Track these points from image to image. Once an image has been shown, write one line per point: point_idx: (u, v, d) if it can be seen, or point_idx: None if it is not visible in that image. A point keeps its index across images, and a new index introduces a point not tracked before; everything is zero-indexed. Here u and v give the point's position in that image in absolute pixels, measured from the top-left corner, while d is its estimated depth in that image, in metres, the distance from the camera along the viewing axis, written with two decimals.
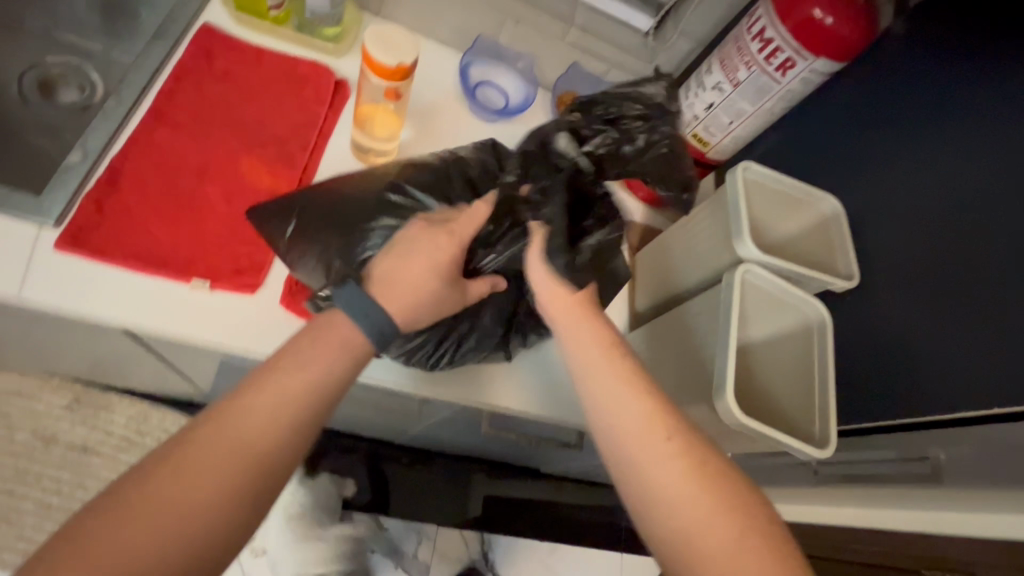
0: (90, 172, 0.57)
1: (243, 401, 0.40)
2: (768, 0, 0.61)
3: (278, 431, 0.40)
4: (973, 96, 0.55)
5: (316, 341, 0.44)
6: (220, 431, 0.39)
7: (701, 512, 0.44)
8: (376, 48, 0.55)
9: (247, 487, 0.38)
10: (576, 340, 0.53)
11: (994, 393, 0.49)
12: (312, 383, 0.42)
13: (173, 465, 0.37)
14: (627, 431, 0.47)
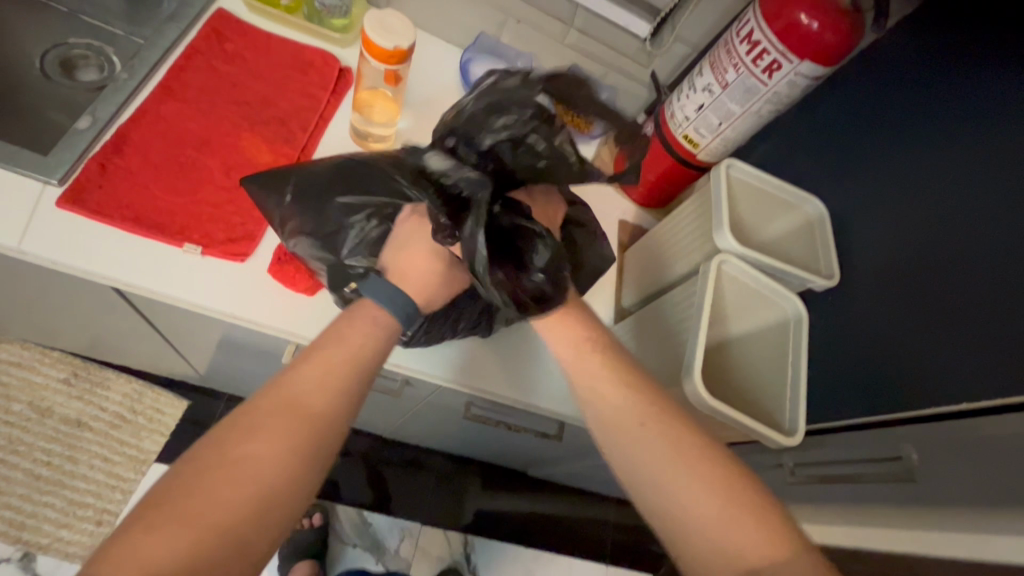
0: (97, 137, 0.60)
1: (296, 368, 0.43)
2: (757, 6, 0.63)
3: (333, 394, 0.43)
4: (954, 100, 0.56)
5: (357, 318, 0.48)
6: (280, 394, 0.42)
7: (685, 485, 0.44)
8: (373, 30, 0.58)
9: (305, 445, 0.41)
10: (548, 332, 0.55)
11: (966, 389, 0.49)
12: (358, 352, 0.46)
13: (239, 426, 0.40)
14: (605, 415, 0.50)
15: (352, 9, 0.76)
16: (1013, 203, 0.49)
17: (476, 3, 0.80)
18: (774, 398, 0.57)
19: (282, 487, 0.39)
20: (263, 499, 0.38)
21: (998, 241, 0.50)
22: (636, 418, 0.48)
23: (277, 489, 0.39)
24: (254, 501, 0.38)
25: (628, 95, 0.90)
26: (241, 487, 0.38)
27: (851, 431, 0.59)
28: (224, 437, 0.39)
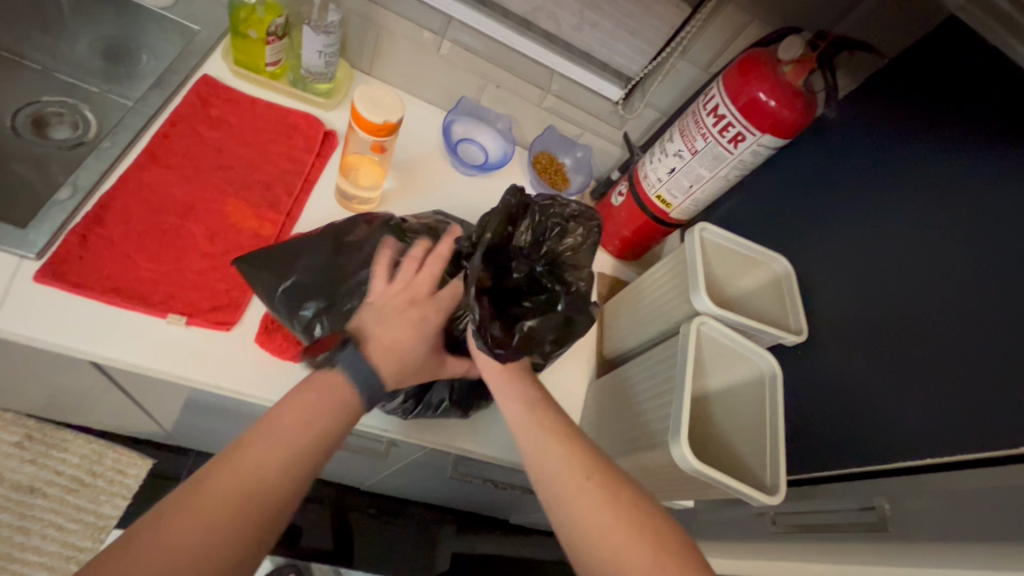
0: (79, 207, 0.59)
1: (249, 445, 0.45)
2: (721, 83, 0.69)
3: (282, 472, 0.45)
4: (900, 174, 0.62)
5: (320, 394, 0.50)
6: (230, 471, 0.43)
7: (618, 541, 0.47)
8: (364, 106, 0.60)
9: (266, 500, 0.44)
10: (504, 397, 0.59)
11: (928, 442, 0.53)
12: (315, 428, 0.48)
13: (189, 496, 0.42)
14: (550, 471, 0.51)
15: (336, 75, 0.78)
16: (957, 269, 0.55)
17: (457, 69, 0.84)
18: (754, 453, 0.59)
19: (224, 560, 0.41)
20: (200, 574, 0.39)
21: (945, 303, 0.55)
22: (583, 473, 0.51)
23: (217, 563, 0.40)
24: (198, 572, 0.39)
25: (602, 154, 0.94)
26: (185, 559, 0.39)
27: (827, 482, 0.62)
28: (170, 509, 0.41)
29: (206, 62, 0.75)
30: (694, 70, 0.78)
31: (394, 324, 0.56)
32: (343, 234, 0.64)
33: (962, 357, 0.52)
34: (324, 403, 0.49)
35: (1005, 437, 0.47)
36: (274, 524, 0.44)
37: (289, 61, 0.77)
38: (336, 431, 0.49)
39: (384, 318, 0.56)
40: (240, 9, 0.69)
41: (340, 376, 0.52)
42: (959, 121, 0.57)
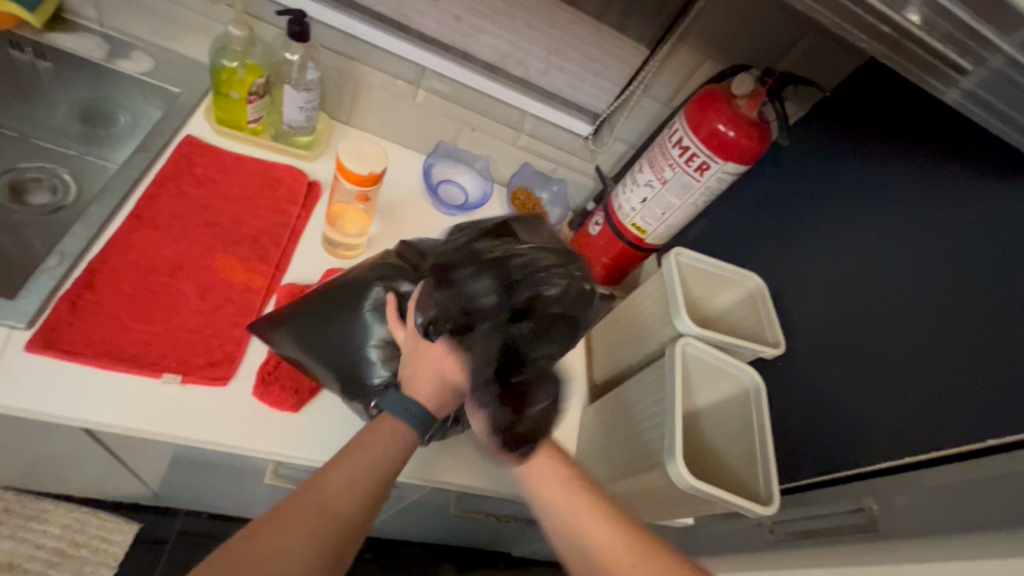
0: (67, 274, 0.60)
1: (324, 474, 0.47)
2: (682, 117, 0.73)
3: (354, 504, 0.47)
4: (855, 191, 0.68)
5: (388, 434, 0.52)
6: (306, 496, 0.46)
7: None
8: (348, 158, 0.63)
9: (324, 543, 0.44)
10: (535, 479, 0.55)
11: (907, 442, 0.56)
12: (385, 463, 0.51)
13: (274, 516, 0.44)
14: (600, 556, 0.51)
15: (317, 127, 0.81)
16: (912, 278, 0.59)
17: (434, 115, 0.88)
18: (746, 467, 0.61)
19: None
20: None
21: (908, 310, 0.59)
22: (629, 558, 0.51)
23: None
24: None
25: (576, 186, 0.99)
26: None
27: (818, 488, 0.65)
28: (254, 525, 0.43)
29: (188, 122, 0.76)
30: (657, 105, 0.83)
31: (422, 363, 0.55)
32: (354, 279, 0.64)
33: (927, 358, 0.56)
34: (381, 447, 0.51)
35: (973, 431, 0.51)
36: (345, 549, 0.46)
37: (269, 117, 0.79)
38: (386, 480, 0.50)
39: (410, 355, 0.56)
40: (221, 72, 0.72)
41: (387, 423, 0.53)
42: (900, 143, 0.63)
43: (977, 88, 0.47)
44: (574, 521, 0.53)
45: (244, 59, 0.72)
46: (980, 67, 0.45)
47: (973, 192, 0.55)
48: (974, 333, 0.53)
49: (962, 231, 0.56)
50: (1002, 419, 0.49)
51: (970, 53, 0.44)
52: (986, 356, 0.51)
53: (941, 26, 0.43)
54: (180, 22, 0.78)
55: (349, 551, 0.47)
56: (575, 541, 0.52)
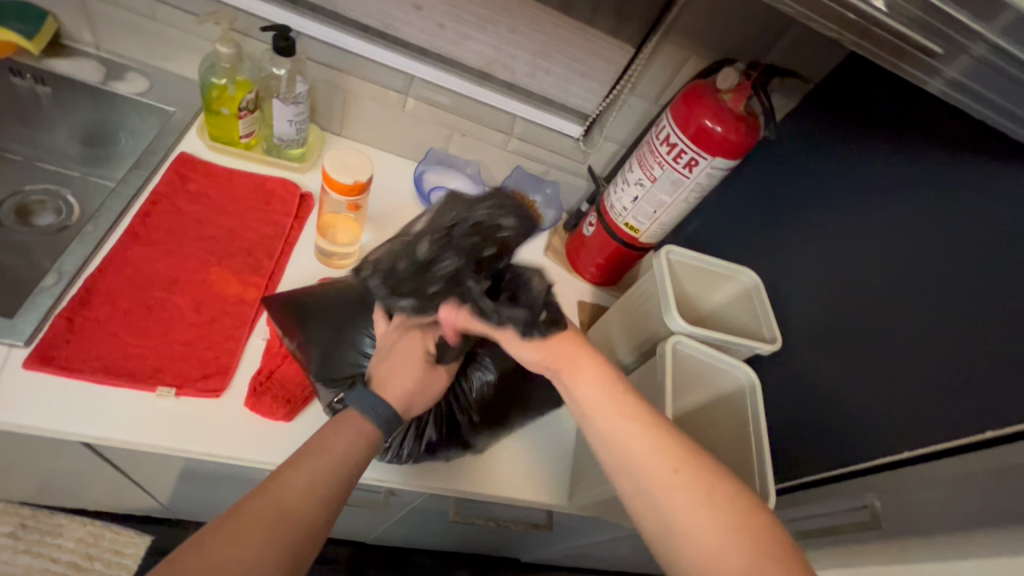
0: (65, 292, 0.61)
1: (282, 475, 0.46)
2: (669, 114, 0.73)
3: (313, 501, 0.46)
4: (846, 182, 0.67)
5: (348, 428, 0.52)
6: (262, 498, 0.44)
7: (715, 542, 0.44)
8: (334, 168, 0.64)
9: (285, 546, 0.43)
10: (577, 386, 0.54)
11: (905, 436, 0.55)
12: (345, 459, 0.50)
13: (225, 521, 0.42)
14: (637, 462, 0.49)
15: (308, 139, 0.82)
16: (906, 268, 0.58)
17: (425, 122, 0.88)
18: (742, 465, 0.60)
19: None
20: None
21: (904, 299, 0.58)
22: (672, 465, 0.48)
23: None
24: None
25: (570, 188, 0.98)
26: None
27: (819, 485, 0.63)
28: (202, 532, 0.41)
29: (182, 140, 0.78)
30: (645, 103, 0.83)
31: (398, 359, 0.59)
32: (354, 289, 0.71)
33: (924, 349, 0.55)
34: (341, 446, 0.50)
35: (972, 424, 0.49)
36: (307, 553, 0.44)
37: (262, 130, 0.81)
38: (347, 479, 0.49)
39: (389, 354, 0.59)
40: (212, 89, 0.73)
41: (353, 418, 0.53)
42: (890, 131, 0.62)
43: (961, 77, 0.46)
44: (611, 428, 0.51)
45: (233, 76, 0.73)
46: (961, 55, 0.45)
47: (965, 178, 0.54)
48: (970, 322, 0.51)
49: (954, 218, 0.54)
50: (1001, 410, 0.47)
51: (938, 36, 0.44)
52: (985, 344, 0.50)
53: (908, 11, 0.42)
54: (172, 42, 0.79)
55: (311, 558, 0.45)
56: (613, 447, 0.50)
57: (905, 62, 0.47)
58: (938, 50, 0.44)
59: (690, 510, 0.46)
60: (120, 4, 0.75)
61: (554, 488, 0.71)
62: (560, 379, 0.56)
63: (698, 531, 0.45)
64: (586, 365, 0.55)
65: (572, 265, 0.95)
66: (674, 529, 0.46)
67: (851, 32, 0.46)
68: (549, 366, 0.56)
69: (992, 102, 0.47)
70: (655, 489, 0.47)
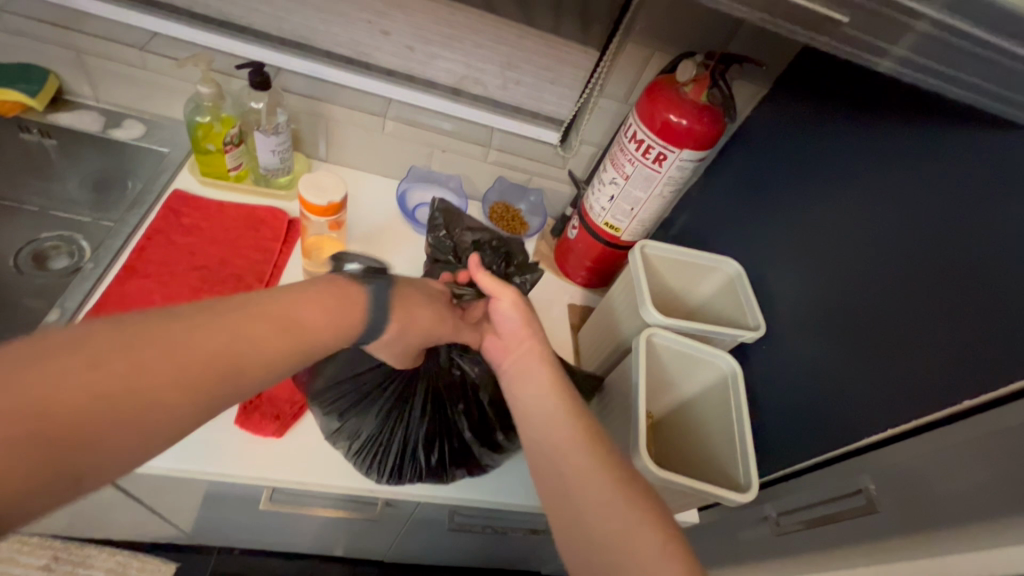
0: (68, 327, 0.65)
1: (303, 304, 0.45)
2: (634, 112, 0.74)
3: (273, 346, 0.41)
4: (824, 160, 0.67)
5: (325, 294, 0.48)
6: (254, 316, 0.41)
7: (625, 518, 0.47)
8: (308, 192, 0.67)
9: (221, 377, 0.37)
10: (521, 377, 0.61)
11: (893, 413, 0.54)
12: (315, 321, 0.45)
13: (141, 326, 0.35)
14: (561, 444, 0.53)
15: (293, 168, 0.86)
16: (885, 244, 0.58)
17: (405, 142, 0.91)
18: (728, 454, 0.60)
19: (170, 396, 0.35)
20: (146, 425, 0.34)
21: (888, 274, 0.57)
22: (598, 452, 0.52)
23: (163, 416, 0.34)
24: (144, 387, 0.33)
25: (554, 194, 1.00)
26: (121, 402, 0.32)
27: (817, 471, 0.62)
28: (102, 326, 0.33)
29: (177, 179, 0.83)
30: (616, 103, 0.84)
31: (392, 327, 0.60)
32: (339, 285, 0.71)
33: (909, 323, 0.54)
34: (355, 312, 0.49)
35: (957, 394, 0.49)
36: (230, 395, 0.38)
37: (250, 163, 0.85)
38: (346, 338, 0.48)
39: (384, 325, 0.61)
40: (197, 127, 0.77)
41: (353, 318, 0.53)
42: (860, 110, 0.62)
43: (908, 52, 0.46)
44: (540, 414, 0.57)
45: (217, 113, 0.78)
46: (906, 32, 0.45)
47: (937, 150, 0.54)
48: (952, 289, 0.51)
49: (928, 190, 0.54)
50: (985, 377, 0.47)
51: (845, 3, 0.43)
52: (969, 311, 0.49)
53: None
54: (162, 87, 0.84)
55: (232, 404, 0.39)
56: (543, 423, 0.56)
57: (836, 38, 0.47)
58: (844, 19, 0.44)
59: (603, 489, 0.49)
60: (113, 58, 0.81)
61: None
62: (510, 374, 0.62)
63: (607, 509, 0.48)
64: (530, 363, 0.62)
65: (561, 270, 0.96)
66: (586, 505, 0.49)
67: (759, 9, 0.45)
68: (516, 348, 0.64)
69: (928, 70, 0.47)
70: (577, 462, 0.52)
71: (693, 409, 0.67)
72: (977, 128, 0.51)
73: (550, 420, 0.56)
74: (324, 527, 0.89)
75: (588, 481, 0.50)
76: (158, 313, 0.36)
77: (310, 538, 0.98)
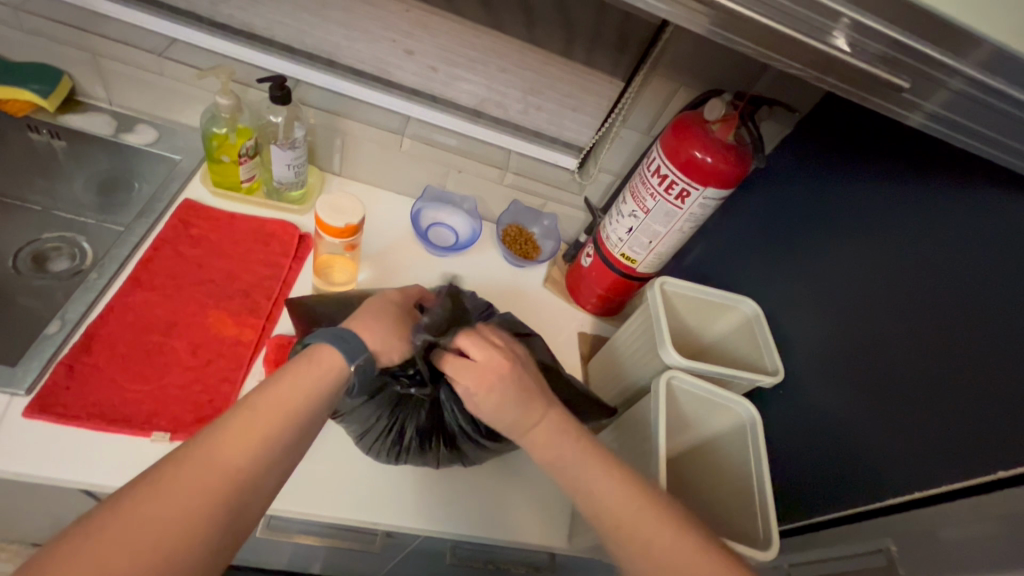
0: (68, 339, 0.63)
1: (280, 382, 0.50)
2: (659, 147, 0.73)
3: (254, 451, 0.45)
4: (846, 206, 0.65)
5: (301, 372, 0.51)
6: (249, 418, 0.47)
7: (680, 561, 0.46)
8: (325, 213, 0.65)
9: (236, 493, 0.43)
10: (542, 443, 0.55)
11: (910, 475, 0.53)
12: (298, 402, 0.49)
13: (113, 519, 0.39)
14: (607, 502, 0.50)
15: (307, 181, 0.85)
16: (904, 297, 0.57)
17: (422, 160, 0.90)
18: (745, 506, 0.58)
19: (204, 530, 0.41)
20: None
21: (908, 331, 0.55)
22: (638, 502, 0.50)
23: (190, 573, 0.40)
24: (180, 536, 0.40)
25: (568, 219, 0.99)
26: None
27: (830, 524, 0.61)
28: (68, 543, 0.37)
29: (187, 187, 0.81)
30: (637, 134, 0.83)
31: (375, 322, 0.58)
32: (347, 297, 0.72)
33: (928, 380, 0.53)
34: (327, 368, 0.52)
35: (982, 462, 0.47)
36: (256, 495, 0.45)
37: (263, 175, 0.83)
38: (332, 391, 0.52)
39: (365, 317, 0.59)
40: (212, 138, 0.76)
41: (324, 351, 0.53)
42: (882, 159, 0.61)
43: (940, 109, 0.45)
44: (564, 471, 0.54)
45: (234, 124, 0.76)
46: (939, 88, 0.44)
47: (958, 205, 0.53)
48: (975, 352, 0.49)
49: (949, 245, 0.53)
50: (1010, 451, 0.45)
51: (910, 72, 0.42)
52: (993, 378, 0.47)
53: (872, 47, 0.41)
54: (179, 94, 0.83)
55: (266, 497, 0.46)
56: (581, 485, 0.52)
57: (877, 96, 0.46)
58: (904, 84, 0.43)
59: (652, 534, 0.48)
60: (130, 62, 0.79)
61: (553, 529, 0.69)
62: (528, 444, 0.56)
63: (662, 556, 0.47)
64: (541, 425, 0.55)
65: (572, 296, 0.94)
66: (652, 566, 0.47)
67: (815, 70, 0.45)
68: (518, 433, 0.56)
69: (963, 129, 0.46)
70: (596, 491, 0.51)
71: (706, 453, 0.66)
72: (999, 189, 0.50)
73: (584, 470, 0.53)
74: (318, 552, 0.86)
75: (614, 511, 0.50)
76: (145, 485, 0.41)
77: (300, 560, 0.95)
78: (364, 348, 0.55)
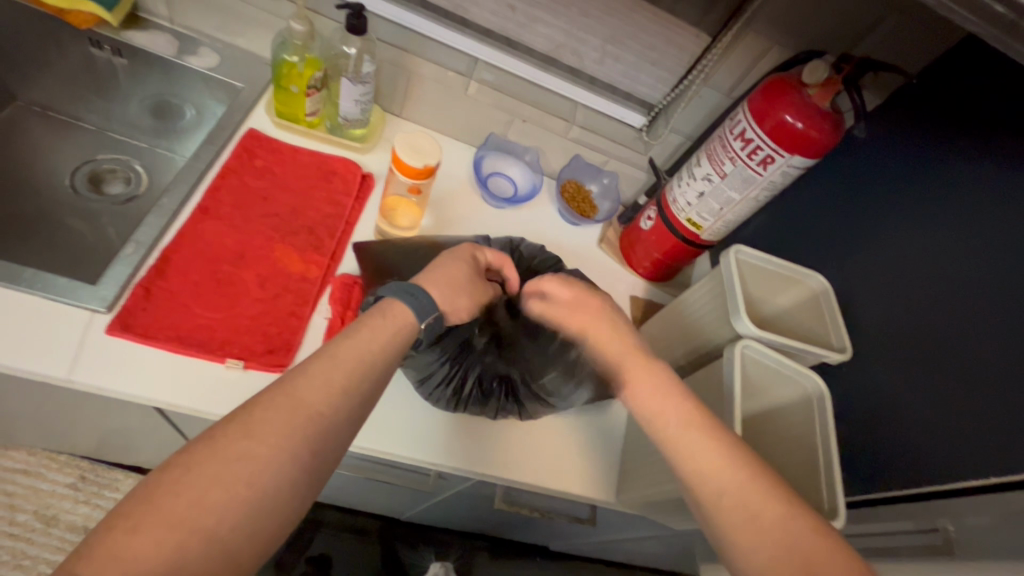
0: (143, 261, 0.63)
1: (354, 334, 0.49)
2: (746, 107, 0.70)
3: (332, 399, 0.46)
4: (936, 178, 0.62)
5: (376, 327, 0.51)
6: (330, 366, 0.47)
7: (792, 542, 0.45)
8: (404, 152, 0.64)
9: (315, 434, 0.44)
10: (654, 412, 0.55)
11: (977, 460, 0.52)
12: (373, 355, 0.49)
13: (207, 455, 0.40)
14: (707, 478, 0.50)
15: (370, 119, 0.82)
16: (995, 283, 0.54)
17: (486, 106, 0.87)
18: (807, 477, 0.59)
19: (287, 470, 0.42)
20: (276, 512, 0.41)
21: (995, 317, 0.53)
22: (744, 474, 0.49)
23: (279, 509, 0.41)
24: (266, 475, 0.41)
25: (628, 179, 0.96)
26: (241, 524, 0.39)
27: (885, 503, 0.61)
28: (166, 475, 0.39)
29: (250, 116, 0.79)
30: (717, 95, 0.79)
31: (448, 281, 0.58)
32: (412, 243, 0.71)
33: (1008, 371, 0.51)
34: (392, 320, 0.52)
35: None
36: (337, 438, 0.46)
37: (326, 110, 0.81)
38: (403, 343, 0.52)
39: (439, 275, 0.58)
40: (282, 66, 0.73)
41: (400, 309, 0.53)
42: (985, 133, 0.57)
43: None
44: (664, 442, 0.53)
45: (304, 53, 0.73)
46: None
47: None
48: None
49: None
50: None
51: None
52: None
53: None
54: (243, 16, 0.79)
55: (347, 441, 0.47)
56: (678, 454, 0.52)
57: None
58: None
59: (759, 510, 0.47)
60: None
61: (600, 484, 0.71)
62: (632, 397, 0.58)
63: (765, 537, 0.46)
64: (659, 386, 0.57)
65: (626, 260, 0.93)
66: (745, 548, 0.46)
67: (994, 29, 0.37)
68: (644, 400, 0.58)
69: None
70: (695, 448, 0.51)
71: (764, 423, 0.66)
72: None
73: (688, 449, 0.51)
74: (360, 486, 0.89)
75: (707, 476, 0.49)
76: (234, 425, 0.42)
77: (339, 492, 0.98)
78: (435, 308, 0.55)
